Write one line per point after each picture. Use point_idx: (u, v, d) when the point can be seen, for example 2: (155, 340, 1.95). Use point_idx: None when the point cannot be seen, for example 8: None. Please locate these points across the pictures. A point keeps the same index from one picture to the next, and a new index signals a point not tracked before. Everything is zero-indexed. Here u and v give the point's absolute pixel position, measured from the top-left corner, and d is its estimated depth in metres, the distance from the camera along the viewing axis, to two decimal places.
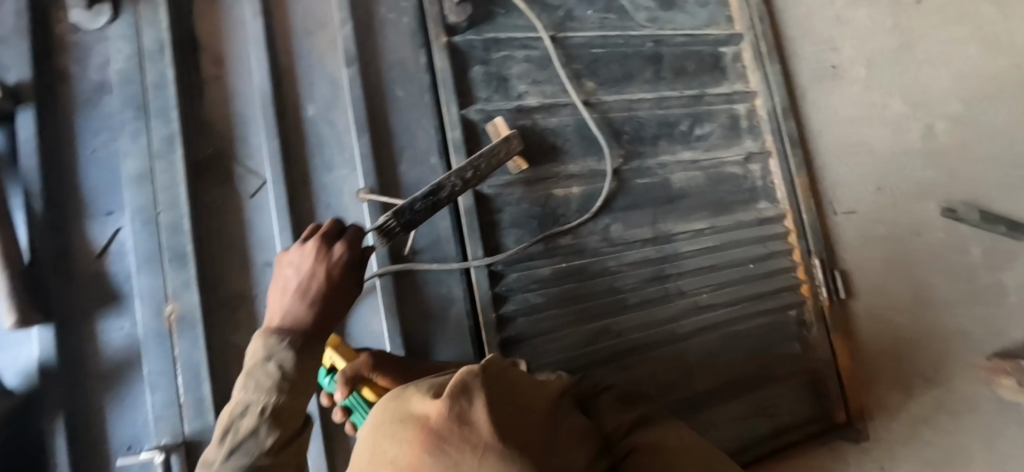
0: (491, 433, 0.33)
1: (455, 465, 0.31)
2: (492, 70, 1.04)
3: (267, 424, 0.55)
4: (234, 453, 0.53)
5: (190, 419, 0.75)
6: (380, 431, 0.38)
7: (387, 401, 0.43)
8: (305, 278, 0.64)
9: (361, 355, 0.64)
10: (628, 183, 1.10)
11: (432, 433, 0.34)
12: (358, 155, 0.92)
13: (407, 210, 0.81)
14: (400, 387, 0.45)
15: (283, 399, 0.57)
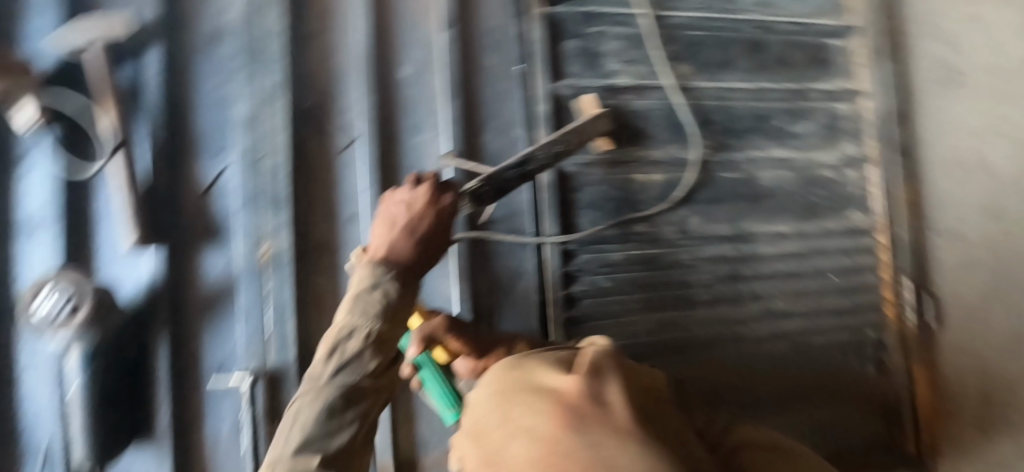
0: (633, 418, 0.26)
1: (600, 444, 0.23)
2: (586, 44, 1.01)
3: (370, 349, 0.60)
4: (340, 371, 0.58)
5: (274, 351, 0.81)
6: (502, 397, 0.31)
7: (497, 371, 0.37)
8: (413, 217, 0.69)
9: (438, 316, 0.66)
10: (712, 176, 1.06)
11: (567, 408, 0.26)
12: (446, 120, 0.93)
13: (499, 177, 0.82)
14: (510, 359, 0.39)
15: (384, 329, 0.61)
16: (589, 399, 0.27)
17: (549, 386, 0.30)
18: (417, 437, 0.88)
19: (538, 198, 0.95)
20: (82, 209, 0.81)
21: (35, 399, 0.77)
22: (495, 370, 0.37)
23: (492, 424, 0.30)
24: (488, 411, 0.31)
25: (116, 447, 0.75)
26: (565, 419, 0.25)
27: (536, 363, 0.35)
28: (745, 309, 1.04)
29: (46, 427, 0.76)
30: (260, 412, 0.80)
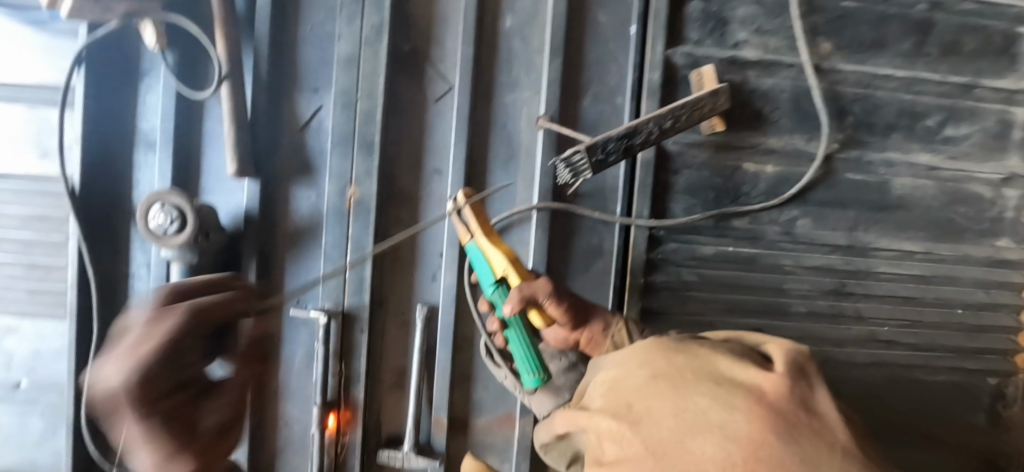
0: (840, 432, 0.37)
1: (812, 454, 0.35)
2: (713, 7, 0.88)
3: None
4: None
5: (351, 294, 0.84)
6: (681, 386, 0.42)
7: (655, 355, 0.47)
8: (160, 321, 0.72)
9: (543, 278, 0.67)
10: (837, 175, 0.92)
11: (776, 408, 0.38)
12: (545, 80, 0.87)
13: (602, 148, 0.75)
14: (660, 344, 0.48)
15: None
16: (782, 400, 0.38)
17: (729, 383, 0.41)
18: (472, 397, 0.89)
19: (633, 176, 0.88)
20: (188, 133, 0.84)
21: (141, 303, 0.85)
22: (653, 354, 0.47)
23: (674, 411, 0.41)
24: (665, 397, 0.42)
25: (205, 359, 0.82)
26: (769, 424, 0.36)
27: (700, 353, 0.45)
28: (843, 330, 0.95)
29: None
30: (332, 347, 0.84)
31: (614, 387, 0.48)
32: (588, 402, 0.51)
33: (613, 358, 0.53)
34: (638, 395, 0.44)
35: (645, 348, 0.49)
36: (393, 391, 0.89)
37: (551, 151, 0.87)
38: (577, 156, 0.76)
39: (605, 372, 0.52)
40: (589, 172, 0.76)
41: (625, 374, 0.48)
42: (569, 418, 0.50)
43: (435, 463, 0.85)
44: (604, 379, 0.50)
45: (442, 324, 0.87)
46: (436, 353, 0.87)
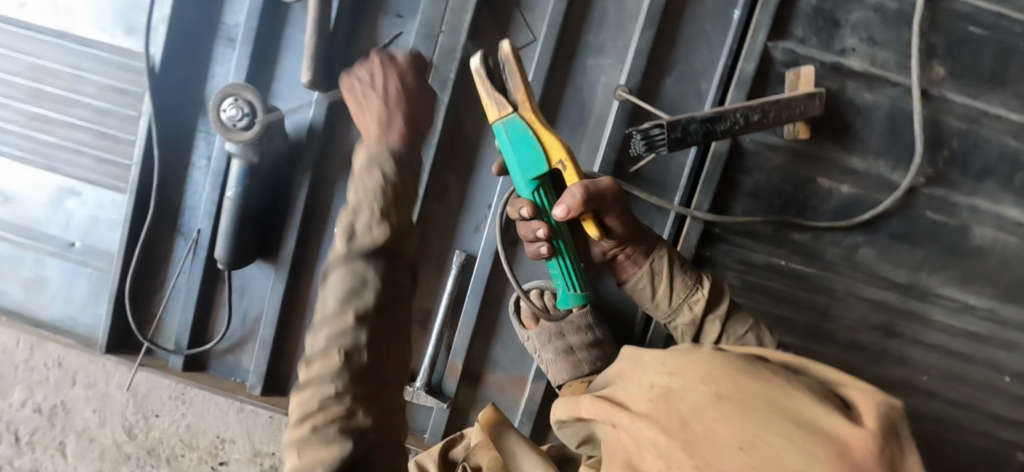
0: None
1: None
2: (827, 5, 0.82)
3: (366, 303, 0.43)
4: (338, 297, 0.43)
5: None
6: (746, 412, 0.34)
7: (719, 370, 0.38)
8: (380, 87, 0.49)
9: (609, 177, 0.66)
10: (915, 210, 0.86)
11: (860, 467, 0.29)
12: (632, 49, 0.83)
13: (683, 127, 0.72)
14: (726, 358, 0.40)
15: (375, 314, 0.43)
16: (872, 463, 0.30)
17: (809, 428, 0.33)
18: (491, 352, 0.89)
19: (700, 167, 0.85)
20: (270, 34, 0.84)
21: (199, 191, 0.88)
22: (715, 365, 0.39)
23: (736, 441, 0.33)
24: (725, 420, 0.34)
25: (247, 255, 0.84)
26: None
27: (774, 383, 0.37)
28: (880, 369, 0.91)
29: (199, 219, 0.86)
30: None
31: (665, 394, 0.40)
32: (627, 398, 0.44)
33: (665, 355, 0.45)
34: (692, 410, 0.37)
35: (706, 358, 0.41)
36: (415, 329, 0.90)
37: (623, 123, 0.84)
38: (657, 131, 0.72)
39: (654, 370, 0.44)
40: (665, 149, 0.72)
41: (679, 384, 0.40)
42: (609, 415, 0.44)
43: (443, 404, 0.86)
44: (652, 381, 0.43)
45: (477, 273, 0.86)
46: (464, 301, 0.87)
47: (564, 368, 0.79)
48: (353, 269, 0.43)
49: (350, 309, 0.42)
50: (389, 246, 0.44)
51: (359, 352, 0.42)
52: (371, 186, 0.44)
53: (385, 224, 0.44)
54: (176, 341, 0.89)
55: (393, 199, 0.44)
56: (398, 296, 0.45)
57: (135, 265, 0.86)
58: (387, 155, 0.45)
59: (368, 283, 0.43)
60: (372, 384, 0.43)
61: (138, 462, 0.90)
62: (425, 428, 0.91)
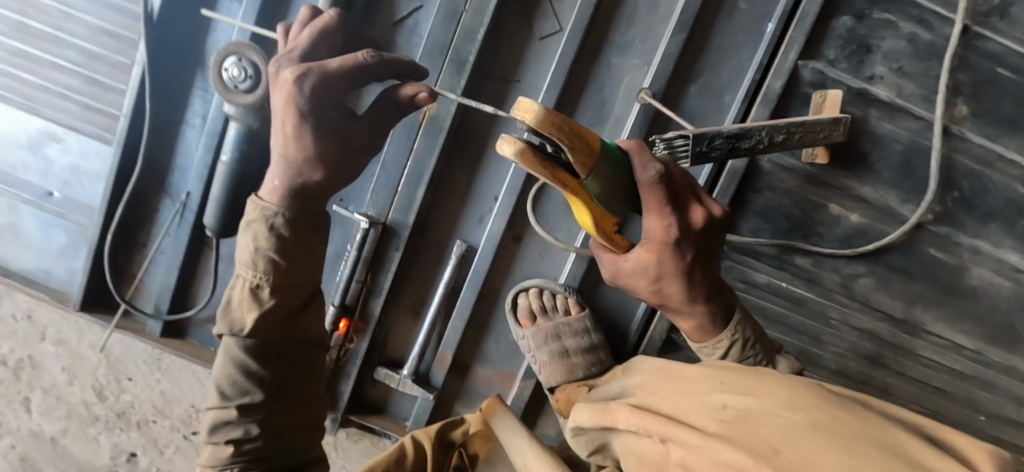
0: None
1: None
2: (862, 29, 0.80)
3: (253, 421, 0.54)
4: (216, 434, 0.54)
5: (397, 209, 0.80)
6: (848, 448, 0.30)
7: (806, 400, 0.35)
8: (286, 146, 0.52)
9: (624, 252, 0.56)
10: (917, 245, 0.86)
11: None
12: (660, 51, 0.79)
13: (710, 140, 0.67)
14: (803, 389, 0.38)
15: (263, 415, 0.55)
16: None
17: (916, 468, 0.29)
18: (481, 345, 0.88)
19: (712, 183, 0.83)
20: None
21: (190, 153, 0.83)
22: (800, 398, 0.36)
23: None
24: (826, 454, 0.30)
25: (238, 225, 0.80)
26: None
27: (864, 421, 0.34)
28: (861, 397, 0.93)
29: (189, 181, 0.82)
30: (363, 255, 0.80)
31: (743, 419, 0.36)
32: (684, 414, 0.41)
33: (728, 376, 0.43)
34: (780, 436, 0.33)
35: (782, 386, 0.38)
36: (407, 317, 0.87)
37: (642, 128, 0.81)
38: (680, 141, 0.67)
39: (714, 390, 0.41)
40: (687, 163, 0.67)
41: (757, 407, 0.36)
42: (660, 428, 0.40)
43: (428, 395, 0.85)
44: (720, 400, 0.39)
45: (476, 266, 0.83)
46: (460, 293, 0.85)
47: (558, 370, 0.79)
48: (233, 359, 0.54)
49: (232, 404, 0.54)
50: (259, 346, 0.55)
51: (247, 441, 0.53)
52: (246, 256, 0.54)
53: (254, 311, 0.54)
54: (156, 304, 0.85)
55: (271, 265, 0.54)
56: (290, 376, 0.58)
57: (117, 223, 0.82)
58: (262, 229, 0.54)
59: (248, 381, 0.54)
60: (266, 461, 0.55)
61: (107, 425, 0.87)
62: (408, 415, 0.90)
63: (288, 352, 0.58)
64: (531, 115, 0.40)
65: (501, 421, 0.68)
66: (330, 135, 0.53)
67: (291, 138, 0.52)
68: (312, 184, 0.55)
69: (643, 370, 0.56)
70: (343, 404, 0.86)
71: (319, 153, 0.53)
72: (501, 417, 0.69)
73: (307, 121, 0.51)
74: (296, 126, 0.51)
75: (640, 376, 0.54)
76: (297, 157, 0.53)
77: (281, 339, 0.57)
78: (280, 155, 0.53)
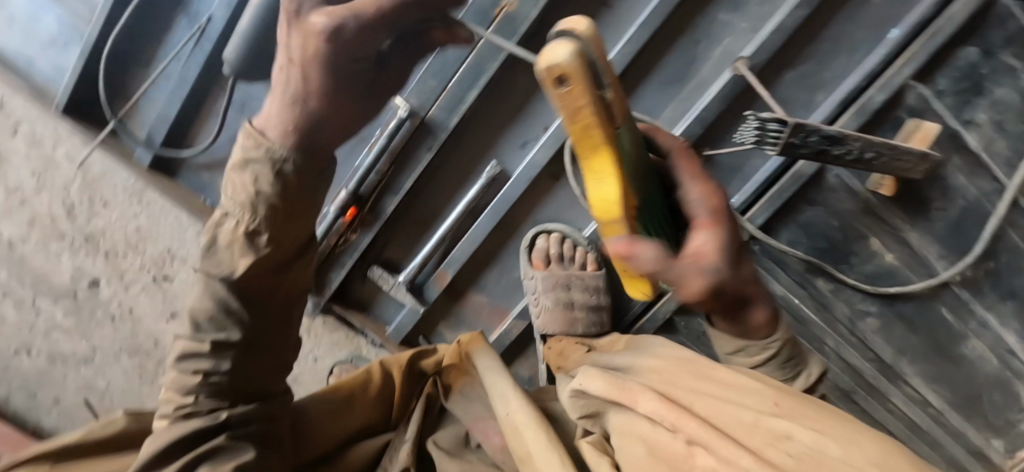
0: None
1: None
2: (985, 68, 0.72)
3: (228, 360, 0.47)
4: (185, 359, 0.47)
5: (440, 108, 0.71)
6: None
7: (897, 462, 0.31)
8: (302, 84, 0.40)
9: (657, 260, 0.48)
10: (935, 302, 0.86)
11: None
12: (775, 21, 0.70)
13: (807, 135, 0.60)
14: (880, 440, 0.33)
15: (236, 355, 0.47)
16: None
17: None
18: (482, 275, 0.84)
19: (772, 182, 0.78)
20: None
21: None
22: (890, 456, 0.31)
23: None
24: None
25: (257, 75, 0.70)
26: None
27: None
28: None
29: (213, 4, 0.70)
30: (391, 147, 0.73)
31: (817, 460, 0.31)
32: (729, 429, 0.35)
33: (782, 396, 0.38)
34: None
35: (860, 434, 0.33)
36: (416, 226, 0.82)
37: (724, 101, 0.74)
38: (775, 127, 0.59)
39: (768, 411, 0.36)
40: (773, 151, 0.61)
41: (835, 452, 0.32)
42: (695, 430, 0.35)
43: (417, 306, 0.83)
44: (781, 427, 0.34)
45: (504, 194, 0.77)
46: (478, 217, 0.79)
47: (557, 321, 0.76)
48: (209, 293, 0.46)
49: (207, 339, 0.46)
50: (237, 282, 0.45)
51: (214, 374, 0.46)
52: (240, 200, 0.42)
53: (251, 255, 0.43)
54: (149, 133, 0.77)
55: (275, 210, 0.42)
56: (269, 316, 0.49)
57: (123, 28, 0.72)
58: (267, 173, 0.41)
59: (227, 319, 0.46)
60: (233, 394, 0.48)
61: (72, 245, 0.82)
62: (390, 321, 0.87)
63: (274, 301, 0.49)
64: (581, 27, 0.34)
65: (478, 354, 0.61)
66: (345, 94, 0.41)
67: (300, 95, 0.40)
68: (328, 131, 0.43)
69: (658, 353, 0.48)
70: (329, 291, 0.83)
71: (323, 117, 0.41)
72: (478, 349, 0.62)
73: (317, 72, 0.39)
74: (304, 74, 0.39)
75: (653, 356, 0.47)
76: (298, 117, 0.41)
77: (268, 291, 0.47)
78: (288, 91, 0.40)
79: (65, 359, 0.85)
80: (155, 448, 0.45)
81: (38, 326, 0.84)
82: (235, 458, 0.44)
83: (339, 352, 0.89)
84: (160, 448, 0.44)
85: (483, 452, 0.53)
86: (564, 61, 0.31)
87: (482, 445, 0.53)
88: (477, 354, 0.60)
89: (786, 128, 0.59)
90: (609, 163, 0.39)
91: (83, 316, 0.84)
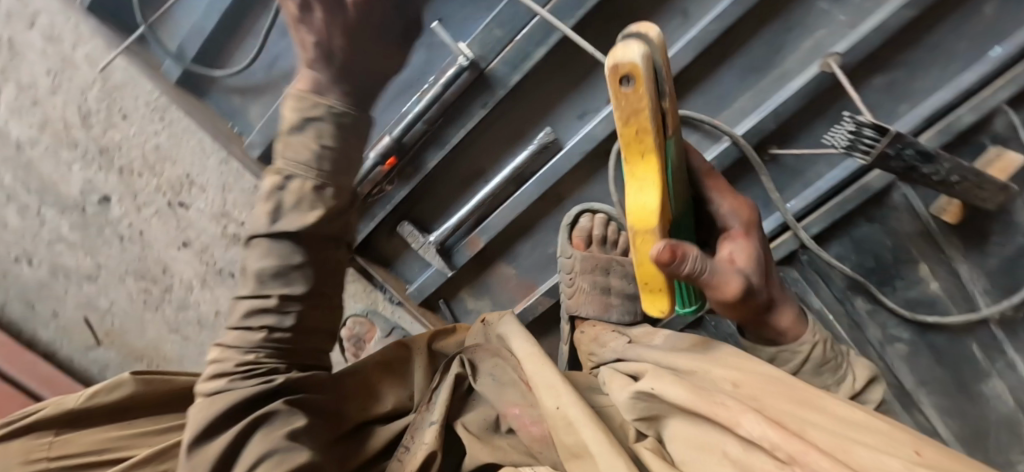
0: None
1: None
2: None
3: (293, 314, 0.42)
4: (248, 317, 0.42)
5: (502, 63, 0.65)
6: None
7: None
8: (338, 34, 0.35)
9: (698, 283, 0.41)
10: (968, 337, 0.79)
11: None
12: (877, 18, 0.64)
13: (902, 148, 0.58)
14: None
15: (302, 310, 0.42)
16: None
17: None
18: (515, 247, 0.81)
19: (835, 192, 0.74)
20: None
21: None
22: None
23: None
24: None
25: None
26: None
27: None
28: None
29: None
30: (444, 98, 0.68)
31: None
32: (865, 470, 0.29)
33: (921, 446, 0.31)
34: None
35: None
36: (458, 187, 0.77)
37: (803, 99, 0.69)
38: (871, 133, 0.57)
39: (910, 458, 0.29)
40: (863, 159, 0.60)
41: None
42: (815, 459, 0.29)
43: (445, 270, 0.79)
44: None
45: (554, 166, 0.72)
46: (522, 186, 0.74)
47: (592, 305, 0.71)
48: (276, 248, 0.41)
49: (274, 292, 0.41)
50: (308, 236, 0.41)
51: (278, 331, 0.42)
52: (304, 160, 0.39)
53: (320, 209, 0.40)
54: (181, 46, 0.72)
55: (337, 164, 0.40)
56: (327, 280, 0.44)
57: None
58: (329, 129, 0.38)
59: (293, 269, 0.41)
60: (291, 356, 0.44)
61: (87, 157, 0.85)
62: (412, 280, 0.84)
63: (331, 258, 0.44)
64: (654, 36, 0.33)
65: (509, 331, 0.56)
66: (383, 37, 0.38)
67: (324, 55, 0.36)
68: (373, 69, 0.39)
69: (732, 363, 0.44)
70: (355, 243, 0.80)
71: (368, 67, 0.38)
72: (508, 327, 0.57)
73: (359, 28, 0.36)
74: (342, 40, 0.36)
75: (731, 369, 0.43)
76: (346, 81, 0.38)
77: (329, 250, 0.43)
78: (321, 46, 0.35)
79: (66, 273, 0.86)
80: (212, 411, 0.40)
81: (41, 235, 0.85)
82: (292, 424, 0.41)
83: (355, 303, 0.91)
84: (214, 413, 0.40)
85: (515, 437, 0.48)
86: (637, 59, 0.30)
87: (515, 430, 0.47)
88: (502, 330, 0.58)
89: (883, 136, 0.57)
90: (652, 170, 0.37)
91: (91, 230, 0.86)
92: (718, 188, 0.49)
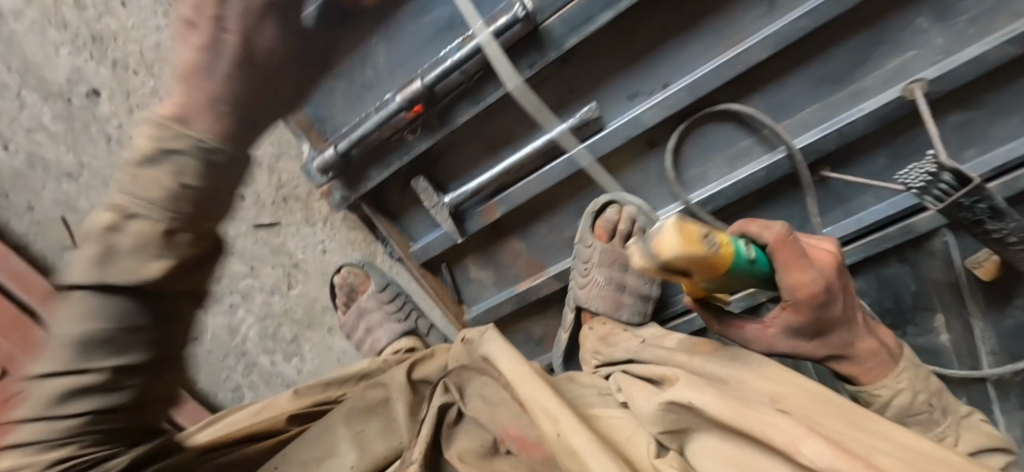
0: None
1: None
2: None
3: (129, 378, 0.36)
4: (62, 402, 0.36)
5: (561, 23, 0.58)
6: None
7: None
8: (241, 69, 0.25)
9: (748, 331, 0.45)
10: (961, 395, 0.76)
11: None
12: (977, 49, 0.57)
13: (966, 199, 0.53)
14: None
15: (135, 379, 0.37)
16: None
17: None
18: (528, 224, 0.76)
19: (877, 227, 0.70)
20: None
21: None
22: None
23: None
24: None
25: None
26: None
27: None
28: None
29: None
30: None
31: None
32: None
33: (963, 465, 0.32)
34: None
35: None
36: (484, 149, 0.72)
37: (871, 124, 0.63)
38: (947, 177, 0.53)
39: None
40: (932, 206, 0.56)
41: None
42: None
43: (456, 235, 0.75)
44: None
45: (591, 144, 0.66)
46: (553, 160, 0.69)
47: (604, 300, 0.69)
48: (98, 306, 0.33)
49: (94, 365, 0.35)
50: (149, 291, 0.33)
51: (113, 401, 0.37)
52: (154, 198, 0.30)
53: (163, 263, 0.32)
54: None
55: (197, 205, 0.31)
56: (172, 340, 0.38)
57: None
58: (193, 167, 0.29)
59: (125, 338, 0.34)
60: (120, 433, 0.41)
61: (77, 43, 0.79)
62: (417, 238, 0.80)
63: (172, 307, 0.36)
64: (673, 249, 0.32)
65: (492, 349, 0.53)
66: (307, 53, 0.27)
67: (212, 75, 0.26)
68: (273, 98, 0.28)
69: (767, 372, 0.43)
70: (362, 191, 0.75)
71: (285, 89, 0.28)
72: (492, 345, 0.54)
73: (266, 33, 0.25)
74: (239, 40, 0.24)
75: (768, 380, 0.42)
76: (231, 96, 0.27)
77: (168, 317, 0.36)
78: (207, 72, 0.26)
79: (44, 166, 0.82)
80: None
81: (20, 120, 0.80)
82: None
83: (352, 252, 0.91)
84: None
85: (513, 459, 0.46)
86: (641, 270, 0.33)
87: (515, 453, 0.45)
88: (487, 349, 0.54)
89: (962, 185, 0.53)
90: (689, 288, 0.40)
91: (74, 124, 0.81)
92: (795, 267, 0.38)
